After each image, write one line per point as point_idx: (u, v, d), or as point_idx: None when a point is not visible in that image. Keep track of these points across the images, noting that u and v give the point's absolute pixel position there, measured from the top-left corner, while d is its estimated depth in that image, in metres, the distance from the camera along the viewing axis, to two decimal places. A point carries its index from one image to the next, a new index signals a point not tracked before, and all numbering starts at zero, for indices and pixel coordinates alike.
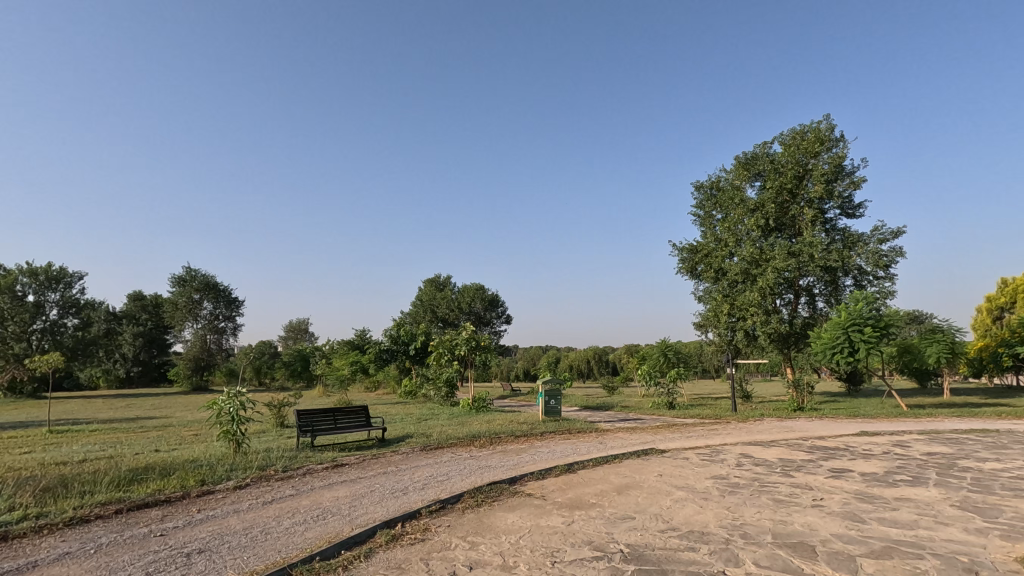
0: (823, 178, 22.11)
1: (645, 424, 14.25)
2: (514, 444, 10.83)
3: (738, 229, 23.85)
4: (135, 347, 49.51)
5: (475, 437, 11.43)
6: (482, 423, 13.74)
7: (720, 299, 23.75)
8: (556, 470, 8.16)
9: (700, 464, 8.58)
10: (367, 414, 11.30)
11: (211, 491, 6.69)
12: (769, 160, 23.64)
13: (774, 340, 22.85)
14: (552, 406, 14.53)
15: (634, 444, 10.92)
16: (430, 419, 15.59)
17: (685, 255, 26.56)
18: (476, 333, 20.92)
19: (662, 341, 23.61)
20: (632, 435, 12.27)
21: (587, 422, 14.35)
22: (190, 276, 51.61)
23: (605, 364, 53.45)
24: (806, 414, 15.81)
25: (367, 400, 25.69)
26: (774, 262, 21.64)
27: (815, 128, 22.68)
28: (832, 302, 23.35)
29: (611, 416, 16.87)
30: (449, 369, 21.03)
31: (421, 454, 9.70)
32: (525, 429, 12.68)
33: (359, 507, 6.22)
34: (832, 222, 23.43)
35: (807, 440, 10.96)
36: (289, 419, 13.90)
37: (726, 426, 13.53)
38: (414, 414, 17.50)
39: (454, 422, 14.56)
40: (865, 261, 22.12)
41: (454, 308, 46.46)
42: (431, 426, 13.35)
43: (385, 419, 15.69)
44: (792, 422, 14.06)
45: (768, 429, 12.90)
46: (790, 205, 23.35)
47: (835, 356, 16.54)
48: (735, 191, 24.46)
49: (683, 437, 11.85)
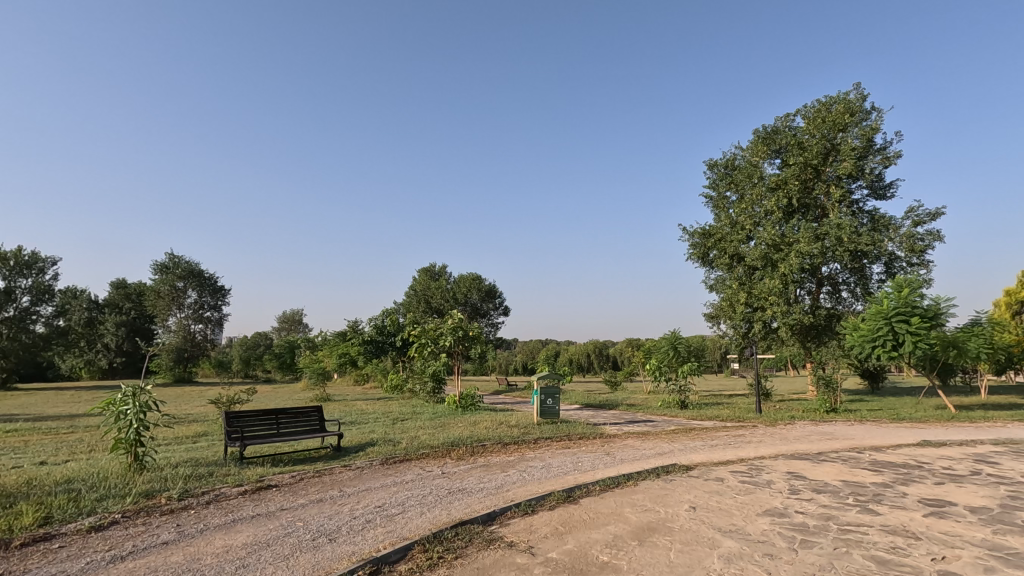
0: (853, 154, 19.88)
1: (658, 428, 12.15)
2: (499, 456, 8.72)
3: (755, 210, 21.79)
4: (118, 338, 47.33)
5: (454, 445, 9.31)
6: (467, 426, 11.65)
7: (736, 288, 21.63)
8: (549, 499, 6.04)
9: (743, 491, 6.44)
10: (320, 416, 9.25)
11: (44, 541, 4.56)
12: (792, 135, 21.41)
13: (795, 333, 20.72)
14: (548, 406, 12.43)
15: (650, 456, 8.82)
16: (409, 420, 13.45)
17: (696, 239, 24.39)
18: (463, 323, 18.73)
19: (672, 333, 21.48)
20: (645, 442, 10.18)
21: (590, 425, 12.26)
22: (174, 264, 49.26)
23: (606, 358, 51.56)
24: (843, 417, 13.70)
25: (348, 396, 23.70)
26: (798, 246, 19.53)
27: (844, 99, 20.45)
28: (858, 292, 21.22)
29: (618, 418, 14.75)
30: (435, 362, 18.83)
31: (378, 471, 7.56)
32: (516, 433, 10.59)
33: (248, 570, 4.08)
34: (860, 203, 21.24)
35: (862, 453, 8.86)
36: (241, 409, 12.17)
37: (755, 432, 11.43)
38: (393, 413, 15.42)
39: (436, 423, 12.47)
40: (898, 246, 19.89)
41: (449, 299, 44.33)
42: (406, 431, 11.25)
43: (358, 420, 13.58)
44: (831, 428, 11.93)
45: (806, 437, 10.80)
46: (814, 183, 21.16)
47: (875, 350, 14.38)
48: (752, 170, 22.28)
49: (707, 446, 9.74)
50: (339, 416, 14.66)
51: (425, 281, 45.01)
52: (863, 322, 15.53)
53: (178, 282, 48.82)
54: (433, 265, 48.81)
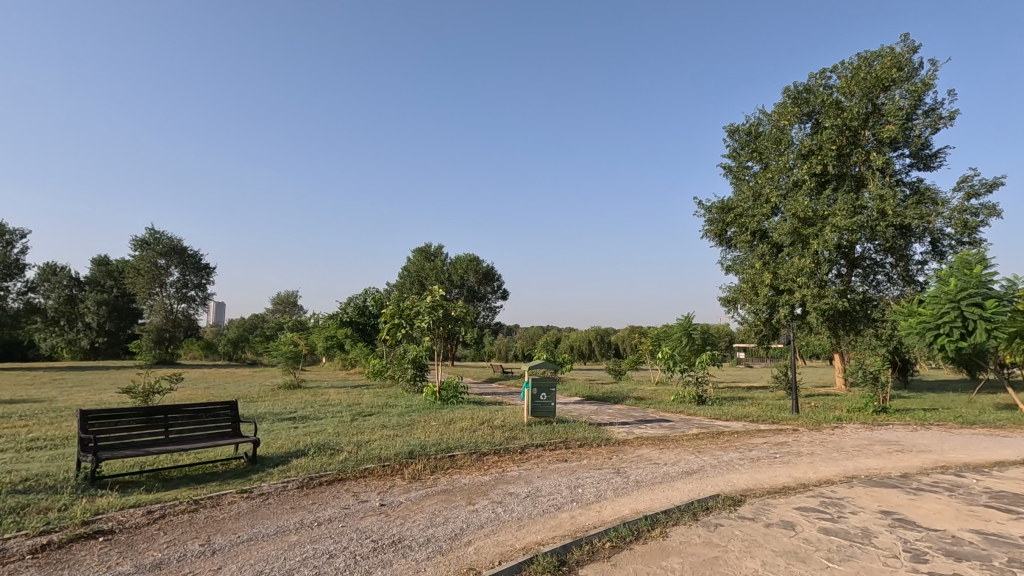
0: (901, 115, 17.30)
1: (676, 431, 9.85)
2: (469, 475, 6.39)
3: (783, 179, 19.26)
4: (99, 317, 45.13)
5: (411, 456, 6.97)
6: (440, 427, 9.32)
7: (759, 268, 19.23)
8: (528, 571, 3.69)
9: (836, 556, 4.09)
10: (234, 415, 6.96)
11: None
12: (827, 95, 18.76)
13: (827, 320, 18.25)
14: (542, 403, 9.99)
15: (675, 479, 6.49)
16: (373, 416, 11.15)
17: (714, 214, 21.86)
18: (445, 300, 15.08)
19: (685, 318, 19.06)
20: (664, 454, 7.84)
21: (592, 427, 9.91)
22: (155, 240, 46.58)
23: (608, 345, 49.46)
24: (896, 419, 11.41)
25: (322, 383, 21.28)
26: (835, 220, 17.05)
27: (890, 52, 17.77)
28: (896, 275, 18.92)
29: (625, 415, 12.43)
30: (416, 347, 16.68)
31: (288, 502, 5.20)
32: (499, 439, 8.27)
33: None
34: (903, 174, 18.74)
35: (962, 477, 6.57)
36: (161, 390, 9.87)
37: (800, 440, 9.15)
38: (359, 406, 13.07)
39: (403, 422, 10.15)
40: (948, 222, 17.39)
41: (444, 280, 41.95)
42: (362, 433, 8.95)
43: (313, 415, 11.29)
44: (892, 435, 9.60)
45: (869, 449, 8.47)
46: (851, 149, 18.59)
47: (937, 339, 11.95)
48: (780, 135, 19.65)
49: (746, 461, 7.41)
50: (295, 409, 12.30)
51: (419, 261, 42.48)
52: (919, 305, 13.10)
53: (159, 259, 46.26)
54: (428, 244, 46.30)
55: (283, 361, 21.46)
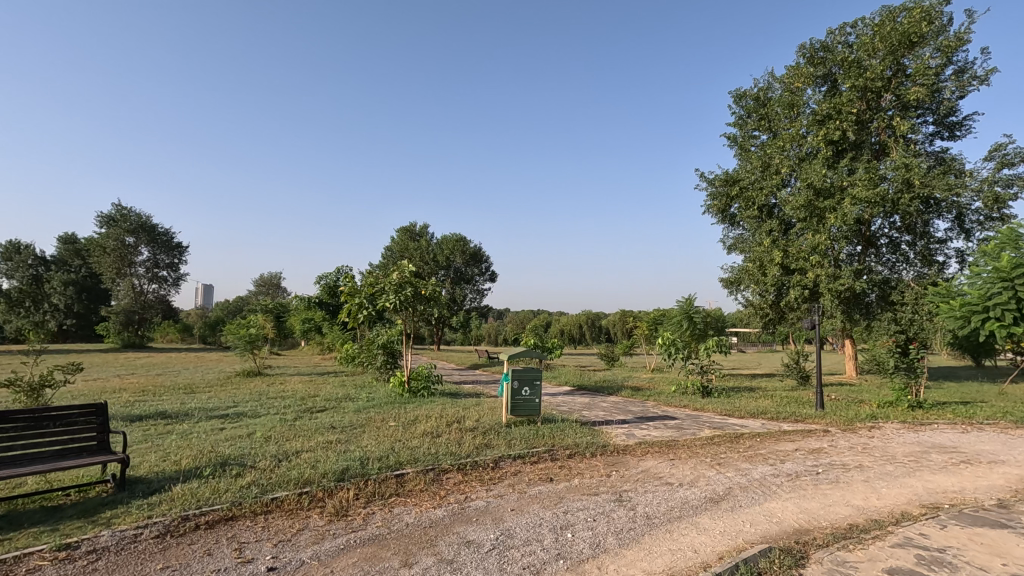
0: (929, 75, 15.53)
1: (686, 433, 8.17)
2: (417, 509, 4.63)
3: (796, 148, 17.52)
4: (66, 298, 42.86)
5: (341, 479, 5.19)
6: (398, 431, 7.54)
7: (768, 246, 17.53)
8: None
9: None
10: (102, 422, 5.12)
11: None
12: (847, 53, 16.93)
13: (842, 303, 16.68)
14: (522, 399, 8.22)
15: (698, 512, 4.77)
16: (324, 413, 9.38)
17: (718, 188, 20.08)
18: (414, 276, 13.06)
19: (687, 301, 17.35)
20: (678, 469, 6.12)
21: (586, 428, 8.21)
22: (122, 217, 43.81)
23: (600, 330, 48.04)
24: (937, 416, 9.80)
25: (288, 370, 19.36)
26: (855, 191, 15.36)
27: (919, 5, 15.90)
28: (917, 253, 17.35)
29: (623, 410, 10.75)
30: (387, 331, 14.89)
31: (124, 568, 3.40)
32: (468, 448, 6.51)
33: None
34: (928, 143, 17.07)
35: None
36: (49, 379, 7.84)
37: (838, 445, 7.50)
38: (314, 399, 11.21)
39: (356, 423, 8.35)
40: (978, 196, 15.72)
41: (430, 261, 40.01)
42: (298, 438, 7.17)
43: (252, 410, 9.49)
44: (944, 438, 8.01)
45: (927, 460, 6.85)
46: (871, 115, 16.83)
47: (985, 323, 10.33)
48: (793, 98, 17.76)
49: (784, 482, 5.71)
50: (237, 403, 10.46)
51: (403, 240, 40.74)
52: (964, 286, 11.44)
53: (126, 237, 43.66)
54: (412, 222, 44.25)
55: (241, 346, 18.70)
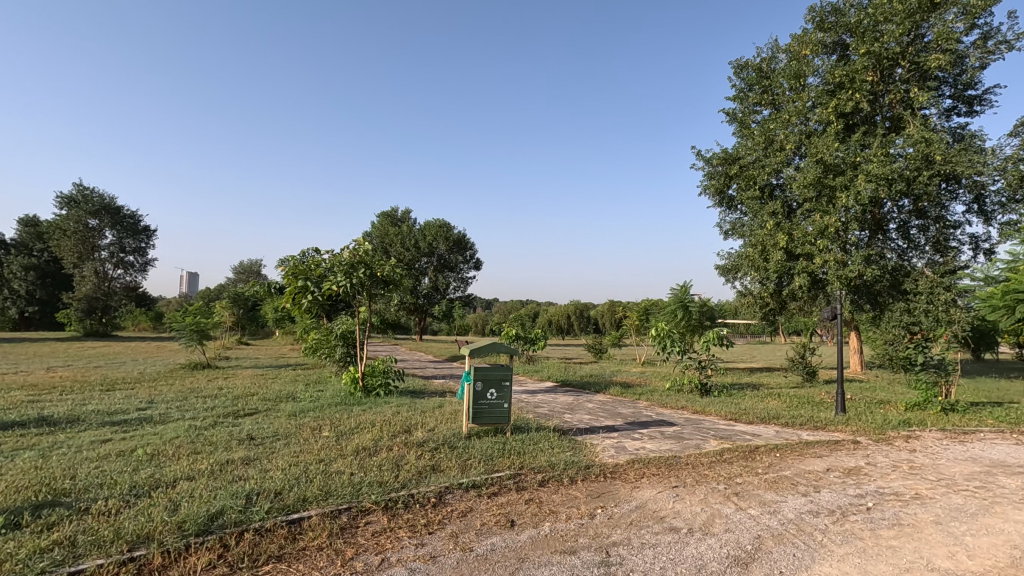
0: (951, 40, 14.04)
1: (689, 445, 6.64)
2: None
3: (803, 122, 15.99)
4: (26, 284, 40.50)
5: (205, 532, 3.55)
6: (326, 446, 5.88)
7: (771, 228, 16.04)
8: None
9: None
10: None
11: None
12: (860, 18, 15.37)
13: (851, 292, 15.28)
14: (487, 407, 6.61)
15: None
16: (251, 419, 7.73)
17: (716, 167, 18.53)
18: (367, 257, 11.32)
19: (681, 289, 15.82)
20: (685, 505, 4.56)
21: (566, 439, 6.64)
22: (84, 198, 41.38)
23: (588, 320, 46.64)
24: (979, 423, 8.35)
25: (244, 363, 17.58)
26: (870, 166, 13.85)
27: None
28: (931, 237, 15.97)
29: (612, 413, 9.21)
30: (345, 321, 13.19)
31: None
32: (409, 473, 4.90)
33: None
34: (947, 118, 15.64)
35: None
36: None
37: (877, 464, 6.02)
38: (249, 400, 9.50)
39: (280, 433, 6.68)
40: (1003, 174, 14.33)
41: (411, 247, 38.17)
42: (189, 457, 5.49)
43: (163, 415, 7.78)
44: (1002, 454, 6.54)
45: (997, 484, 5.38)
46: (886, 88, 15.39)
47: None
48: (800, 68, 16.21)
49: (831, 527, 4.16)
50: (152, 404, 8.73)
51: (383, 226, 38.94)
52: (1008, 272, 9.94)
53: (88, 219, 41.28)
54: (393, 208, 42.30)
55: (187, 336, 16.78)
